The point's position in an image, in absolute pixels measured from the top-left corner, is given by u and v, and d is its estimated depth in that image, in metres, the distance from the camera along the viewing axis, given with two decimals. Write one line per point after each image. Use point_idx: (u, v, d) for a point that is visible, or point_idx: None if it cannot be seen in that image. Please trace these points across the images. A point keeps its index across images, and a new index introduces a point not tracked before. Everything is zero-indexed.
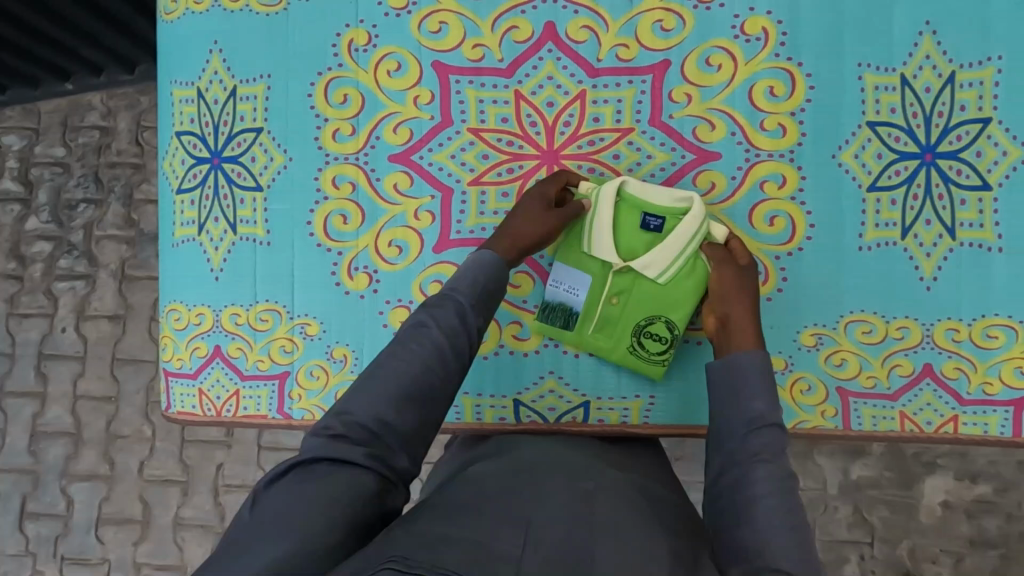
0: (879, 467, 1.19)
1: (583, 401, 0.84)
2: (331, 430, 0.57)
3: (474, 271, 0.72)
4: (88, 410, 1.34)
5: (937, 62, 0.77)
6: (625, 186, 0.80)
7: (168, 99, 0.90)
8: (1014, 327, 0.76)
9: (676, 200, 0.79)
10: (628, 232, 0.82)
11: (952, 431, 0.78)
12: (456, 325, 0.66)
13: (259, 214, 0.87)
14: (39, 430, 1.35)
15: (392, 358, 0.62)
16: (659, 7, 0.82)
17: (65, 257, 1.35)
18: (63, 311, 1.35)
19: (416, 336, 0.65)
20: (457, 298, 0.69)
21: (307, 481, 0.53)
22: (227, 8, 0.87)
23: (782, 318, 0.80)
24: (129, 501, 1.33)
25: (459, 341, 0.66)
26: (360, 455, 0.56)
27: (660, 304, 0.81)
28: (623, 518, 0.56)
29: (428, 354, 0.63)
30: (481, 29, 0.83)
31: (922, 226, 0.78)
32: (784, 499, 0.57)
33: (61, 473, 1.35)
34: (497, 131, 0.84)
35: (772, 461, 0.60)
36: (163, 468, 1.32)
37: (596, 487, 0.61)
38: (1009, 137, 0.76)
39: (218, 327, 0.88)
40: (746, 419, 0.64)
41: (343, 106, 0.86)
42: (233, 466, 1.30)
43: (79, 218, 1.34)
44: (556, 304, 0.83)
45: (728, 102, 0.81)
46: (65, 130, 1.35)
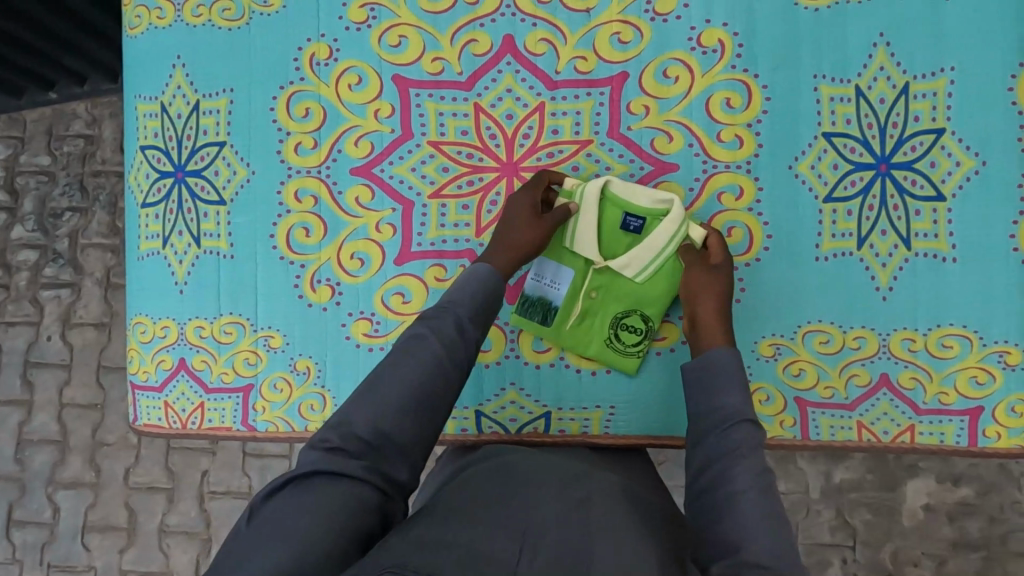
0: (861, 470, 1.18)
1: (544, 412, 0.84)
2: (328, 443, 0.57)
3: (473, 283, 0.72)
4: (74, 418, 1.32)
5: (891, 73, 0.78)
6: (609, 186, 0.81)
7: (132, 113, 0.91)
8: (969, 337, 0.76)
9: (657, 202, 0.80)
10: (608, 230, 0.83)
11: (909, 440, 0.78)
12: (455, 337, 0.66)
13: (223, 228, 0.88)
14: (25, 438, 1.33)
15: (391, 370, 0.62)
16: (616, 20, 0.82)
17: (50, 265, 1.33)
18: (48, 319, 1.33)
19: (414, 347, 0.64)
20: (454, 309, 0.69)
21: (305, 493, 0.53)
22: (190, 24, 0.88)
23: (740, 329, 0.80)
24: (115, 507, 1.31)
25: (459, 353, 0.66)
26: (359, 468, 0.56)
27: (637, 302, 0.83)
28: (617, 520, 0.57)
29: (427, 365, 0.62)
30: (440, 42, 0.84)
31: (878, 237, 0.78)
32: (766, 505, 0.58)
33: (48, 480, 1.33)
34: (457, 143, 0.84)
35: (756, 465, 0.61)
36: (148, 474, 1.30)
37: (589, 494, 0.59)
38: (963, 147, 0.77)
39: (183, 339, 0.88)
40: (725, 424, 0.65)
41: (306, 119, 0.87)
42: (218, 472, 1.28)
43: (64, 226, 1.32)
44: (536, 298, 0.84)
45: (685, 114, 0.82)
46: (50, 139, 1.33)
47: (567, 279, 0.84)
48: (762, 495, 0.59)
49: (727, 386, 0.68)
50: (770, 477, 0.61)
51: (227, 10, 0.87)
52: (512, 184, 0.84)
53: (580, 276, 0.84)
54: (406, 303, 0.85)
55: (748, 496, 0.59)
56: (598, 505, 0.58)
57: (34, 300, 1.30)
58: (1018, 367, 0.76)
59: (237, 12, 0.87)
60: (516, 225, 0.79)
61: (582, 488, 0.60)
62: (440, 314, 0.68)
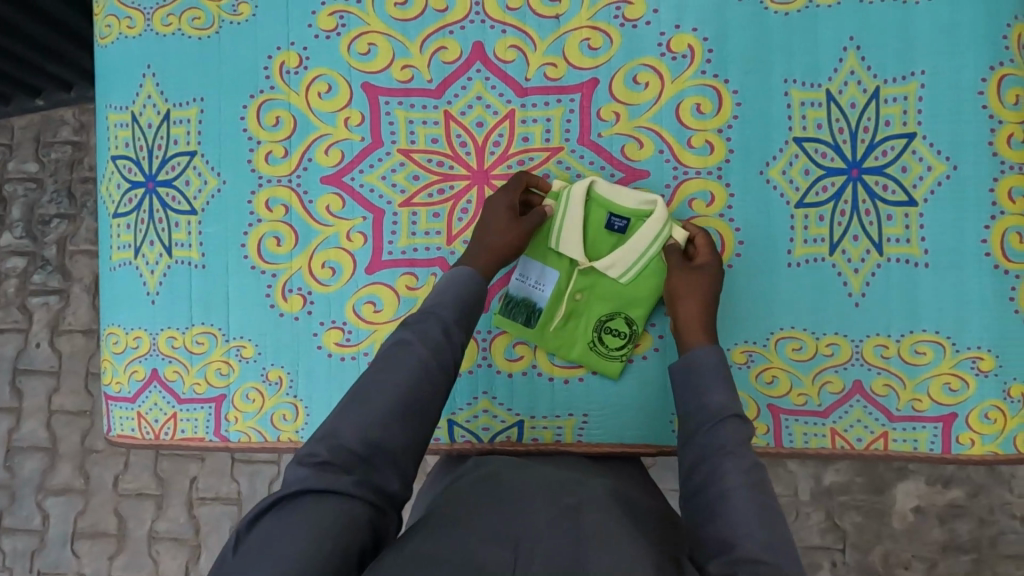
0: (850, 473, 1.17)
1: (517, 420, 0.84)
2: (317, 458, 0.56)
3: (456, 288, 0.72)
4: (63, 424, 1.30)
5: (861, 78, 0.78)
6: (594, 186, 0.80)
7: (103, 123, 0.90)
8: (942, 344, 0.76)
9: (642, 203, 0.79)
10: (593, 230, 0.82)
11: (883, 448, 0.78)
12: (440, 340, 0.65)
13: (194, 237, 0.87)
14: (14, 445, 1.31)
15: (375, 379, 0.61)
16: (586, 25, 0.82)
17: (39, 272, 1.31)
18: (37, 326, 1.31)
19: (399, 354, 0.63)
20: (438, 313, 0.68)
21: (295, 514, 0.51)
22: (160, 33, 0.88)
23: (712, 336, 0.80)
24: (104, 514, 1.29)
25: (445, 357, 0.65)
26: (349, 483, 0.54)
27: (621, 302, 0.82)
28: (610, 525, 0.56)
29: (412, 370, 0.62)
30: (409, 50, 0.84)
31: (850, 242, 0.78)
32: (758, 502, 0.57)
33: (37, 487, 1.31)
34: (427, 151, 0.84)
35: (745, 462, 0.60)
36: (137, 481, 1.29)
37: (580, 501, 0.60)
38: (934, 151, 0.76)
39: (155, 350, 0.88)
40: (713, 422, 0.64)
41: (276, 128, 0.86)
42: (207, 478, 1.27)
43: (53, 233, 1.30)
44: (521, 299, 0.83)
45: (656, 120, 0.81)
46: (38, 146, 1.31)
47: (552, 281, 0.83)
48: (754, 491, 0.58)
49: (715, 385, 0.67)
50: (761, 472, 0.60)
51: (197, 19, 0.87)
52: (483, 192, 0.84)
53: (564, 278, 0.83)
54: (378, 312, 0.85)
55: (741, 493, 0.58)
56: (590, 510, 0.58)
57: (22, 307, 1.28)
58: (991, 373, 0.75)
59: (207, 21, 0.87)
60: (495, 226, 0.78)
61: (574, 496, 0.61)
62: (423, 320, 0.67)
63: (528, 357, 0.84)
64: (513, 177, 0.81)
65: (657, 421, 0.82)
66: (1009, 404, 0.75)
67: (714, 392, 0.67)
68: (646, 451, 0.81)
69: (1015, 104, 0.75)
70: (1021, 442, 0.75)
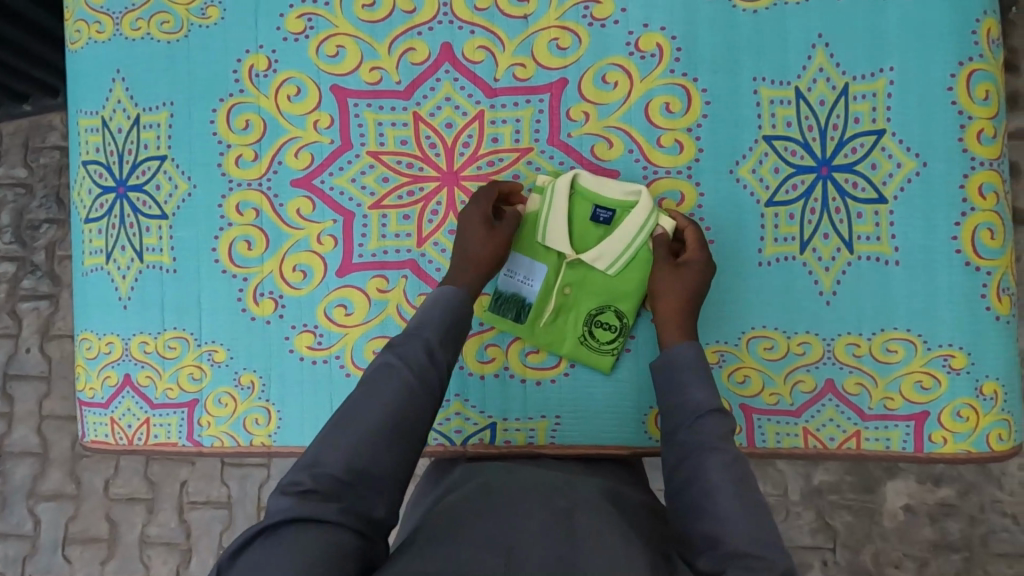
0: (840, 472, 1.16)
1: (490, 422, 0.83)
2: (301, 487, 0.54)
3: (440, 307, 0.71)
4: (54, 429, 1.28)
5: (830, 75, 0.78)
6: (578, 179, 0.80)
7: (74, 128, 0.90)
8: (913, 341, 0.76)
9: (627, 194, 0.79)
10: (579, 223, 0.81)
11: (855, 447, 0.77)
12: (424, 362, 0.65)
13: (165, 242, 0.87)
14: (4, 451, 1.29)
15: (359, 402, 0.61)
16: (554, 25, 0.81)
17: (28, 277, 1.28)
18: (26, 332, 1.28)
19: (383, 377, 0.63)
20: (422, 335, 0.68)
21: (279, 546, 0.50)
22: (129, 37, 0.87)
23: None
24: (95, 519, 1.27)
25: (430, 378, 0.65)
26: (335, 510, 0.53)
27: (610, 294, 0.81)
28: (602, 523, 0.57)
29: (396, 393, 0.61)
30: (378, 52, 0.83)
31: (820, 241, 0.77)
32: (743, 497, 0.58)
33: (28, 493, 1.29)
34: (397, 153, 0.84)
35: (728, 457, 0.61)
36: (128, 486, 1.27)
37: (573, 504, 0.60)
38: (903, 149, 0.76)
39: (128, 355, 0.88)
40: (694, 418, 0.64)
41: (245, 131, 0.86)
42: (197, 482, 1.26)
43: (43, 239, 1.28)
44: (510, 293, 0.82)
45: (625, 120, 0.81)
46: (27, 151, 1.28)
47: (540, 276, 0.82)
48: (739, 487, 0.59)
49: (695, 381, 0.67)
50: (744, 467, 0.60)
51: (166, 23, 0.87)
52: (452, 194, 0.83)
53: (553, 272, 0.82)
54: (349, 315, 0.84)
55: (726, 490, 0.58)
56: (584, 512, 0.59)
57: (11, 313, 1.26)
58: (963, 371, 0.75)
59: (176, 25, 0.87)
60: (475, 239, 0.78)
61: (568, 499, 0.61)
62: (406, 341, 0.67)
63: (500, 357, 0.83)
64: (485, 186, 0.80)
65: (631, 423, 0.81)
66: (982, 402, 0.75)
67: (695, 389, 0.67)
68: (619, 454, 0.80)
69: (984, 100, 0.75)
70: (993, 439, 0.76)
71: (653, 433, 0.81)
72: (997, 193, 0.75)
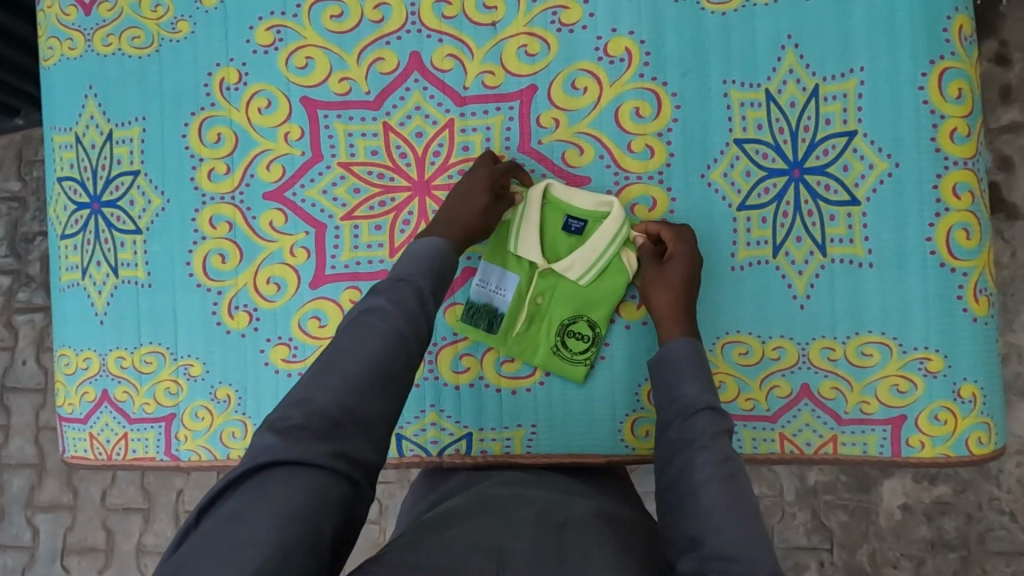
0: (834, 472, 1.14)
1: (465, 433, 0.83)
2: (289, 422, 0.51)
3: (432, 255, 0.68)
4: (50, 440, 1.28)
5: (801, 76, 0.77)
6: (550, 190, 0.80)
7: (49, 145, 0.90)
8: (889, 344, 0.75)
9: (597, 204, 0.79)
10: (550, 232, 0.81)
11: (832, 452, 0.77)
12: (415, 308, 0.62)
13: (140, 257, 0.87)
14: (2, 462, 1.29)
15: (347, 343, 0.57)
16: (523, 32, 0.81)
17: (23, 290, 1.28)
18: (22, 343, 1.28)
19: (373, 320, 0.59)
20: (413, 282, 0.64)
21: (261, 490, 0.46)
22: (101, 53, 0.88)
23: (641, 349, 0.81)
24: (92, 529, 1.28)
25: (421, 325, 0.61)
26: (324, 453, 0.49)
27: (582, 302, 0.81)
28: (592, 539, 0.56)
29: (386, 334, 0.58)
30: (347, 62, 0.83)
31: (793, 244, 0.77)
32: (731, 496, 0.55)
33: (25, 504, 1.29)
34: (368, 163, 0.83)
35: (718, 455, 0.58)
36: (124, 496, 1.27)
37: (567, 518, 0.59)
38: (875, 149, 0.76)
39: (105, 371, 0.88)
40: (687, 415, 0.63)
41: (217, 144, 0.86)
42: (193, 491, 1.26)
43: (36, 250, 1.28)
44: (481, 304, 0.81)
45: (595, 126, 0.80)
46: (20, 164, 1.28)
47: (512, 285, 0.82)
48: (731, 485, 0.56)
49: (690, 377, 0.66)
50: (737, 466, 0.58)
51: (136, 38, 0.87)
52: (424, 203, 0.83)
53: (525, 280, 0.82)
54: (322, 327, 0.84)
55: (715, 487, 0.56)
56: (577, 528, 0.57)
57: (6, 325, 1.25)
58: (940, 374, 0.74)
59: (146, 40, 0.87)
60: (476, 205, 0.76)
61: (564, 514, 0.61)
62: (395, 286, 0.63)
63: (475, 367, 0.83)
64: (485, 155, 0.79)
65: (606, 430, 0.81)
66: (960, 405, 0.74)
67: (689, 385, 0.66)
68: (594, 462, 0.80)
69: (957, 98, 0.74)
70: (972, 443, 0.75)
71: (629, 441, 0.81)
72: (972, 193, 0.74)
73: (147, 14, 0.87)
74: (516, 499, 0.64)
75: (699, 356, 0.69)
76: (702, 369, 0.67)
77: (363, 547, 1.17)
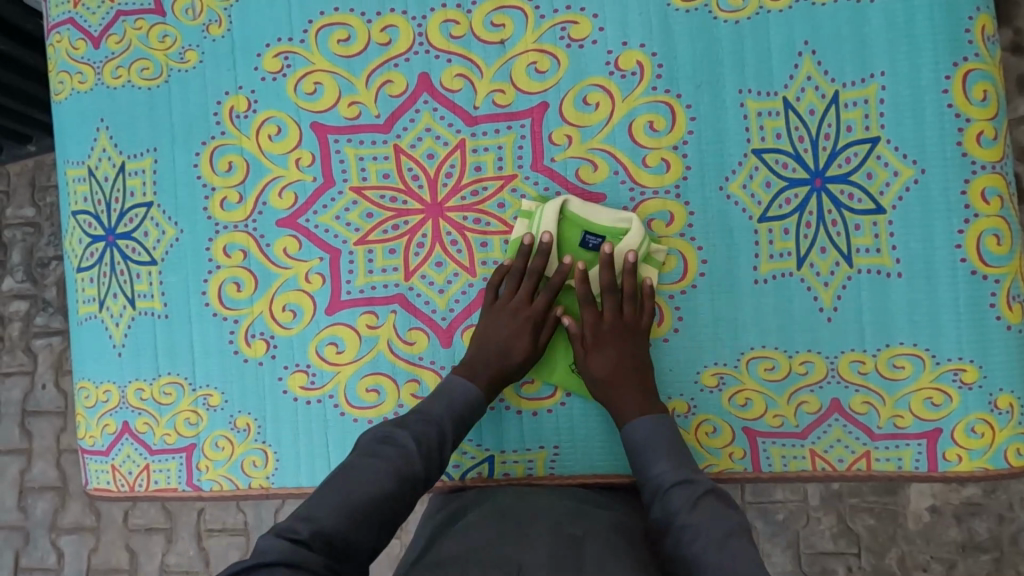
0: None
1: (487, 456, 0.82)
2: (294, 535, 0.56)
3: (456, 394, 0.74)
4: (72, 464, 1.28)
5: (819, 83, 0.75)
6: (567, 205, 0.77)
7: (63, 179, 0.90)
8: (921, 356, 0.73)
9: (616, 221, 0.76)
10: (567, 247, 0.79)
11: (866, 467, 0.75)
12: (432, 452, 0.68)
13: (156, 288, 0.87)
14: (27, 486, 1.30)
15: (361, 467, 0.64)
16: (532, 49, 0.80)
17: (41, 314, 1.28)
18: (41, 367, 1.29)
19: (388, 449, 0.66)
20: (438, 423, 0.70)
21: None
22: (111, 86, 0.88)
23: (680, 360, 0.78)
24: (116, 550, 1.28)
25: (431, 468, 0.67)
26: (321, 563, 0.55)
27: None
28: (615, 557, 0.56)
29: (400, 472, 0.64)
30: (355, 86, 0.83)
31: (818, 255, 0.75)
32: (736, 556, 0.56)
33: (50, 527, 1.30)
34: (380, 187, 0.83)
35: (710, 526, 0.59)
36: (146, 516, 1.27)
37: (583, 536, 0.60)
38: (900, 156, 0.74)
39: (125, 403, 0.88)
40: (665, 495, 0.64)
41: (229, 173, 0.86)
42: (213, 510, 1.25)
43: (51, 275, 1.28)
44: None
45: (609, 141, 0.79)
46: (33, 190, 1.28)
47: None
48: (729, 541, 0.58)
49: (661, 454, 0.67)
50: (730, 528, 0.59)
51: (146, 70, 0.87)
52: (438, 226, 0.82)
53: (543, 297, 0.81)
54: (340, 353, 0.84)
55: (710, 552, 0.57)
56: (593, 546, 0.58)
57: (25, 350, 1.26)
58: (974, 385, 0.72)
59: (155, 71, 0.87)
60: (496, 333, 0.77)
61: (579, 531, 0.61)
62: (421, 424, 0.69)
63: None
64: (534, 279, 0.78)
65: None
66: (997, 416, 0.72)
67: (660, 463, 0.67)
68: (620, 482, 0.79)
69: (982, 100, 0.72)
70: (1011, 454, 0.72)
71: None
72: (1002, 197, 0.72)
73: (155, 45, 0.87)
74: (534, 513, 0.65)
75: (668, 432, 0.70)
76: (676, 445, 0.69)
77: (385, 562, 1.16)
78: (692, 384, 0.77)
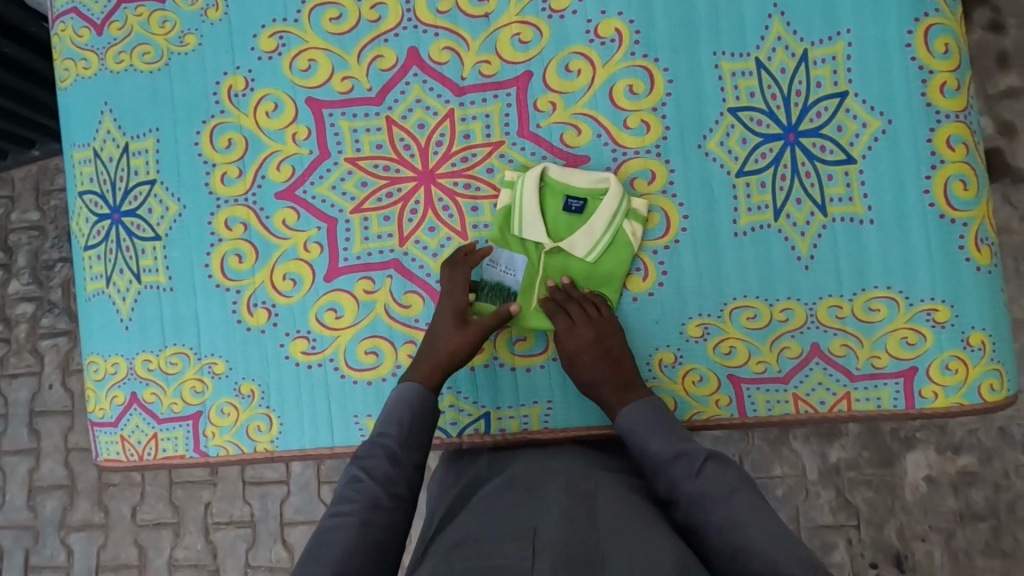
0: (856, 448, 1.15)
1: (483, 413, 0.84)
2: None
3: (399, 408, 0.75)
4: (79, 461, 1.31)
5: (788, 43, 0.79)
6: (546, 172, 0.81)
7: (69, 161, 0.94)
8: (895, 298, 0.76)
9: (595, 182, 0.81)
10: (551, 214, 0.82)
11: (847, 409, 0.78)
12: (389, 473, 0.69)
13: (160, 262, 0.90)
14: (35, 485, 1.32)
15: (328, 524, 0.64)
16: (515, 21, 0.84)
17: (47, 316, 1.32)
18: (49, 368, 1.32)
19: (351, 490, 0.67)
20: (385, 442, 0.71)
21: None
22: (114, 71, 0.92)
23: (666, 312, 0.81)
24: (125, 545, 1.30)
25: (396, 489, 0.68)
26: None
27: (593, 280, 0.82)
28: (628, 517, 0.61)
29: (361, 511, 0.65)
30: (348, 61, 0.87)
31: (793, 206, 0.78)
32: (749, 507, 0.62)
33: (59, 524, 1.32)
34: (374, 157, 0.86)
35: (719, 489, 0.64)
36: (154, 511, 1.30)
37: (594, 499, 0.64)
38: (867, 108, 0.77)
39: (133, 374, 0.91)
40: (671, 474, 0.67)
41: (228, 150, 0.89)
42: (220, 503, 1.28)
43: (57, 276, 1.32)
44: (493, 283, 0.84)
45: (592, 106, 0.82)
46: (38, 195, 1.32)
47: (521, 267, 0.84)
48: (732, 495, 0.63)
49: (652, 436, 0.70)
50: (735, 483, 0.65)
51: (147, 54, 0.91)
52: (430, 192, 0.85)
53: (532, 263, 0.84)
54: (339, 318, 0.87)
55: (719, 510, 0.62)
56: (607, 506, 0.62)
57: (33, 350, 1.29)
58: (948, 324, 0.75)
59: (156, 55, 0.91)
60: (444, 333, 0.79)
61: (590, 494, 0.65)
62: (370, 451, 0.71)
63: (489, 348, 0.85)
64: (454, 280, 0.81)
65: None
66: (970, 353, 0.75)
67: (655, 445, 0.69)
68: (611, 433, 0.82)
69: (944, 53, 0.76)
70: (985, 390, 0.75)
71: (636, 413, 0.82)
72: (966, 144, 0.76)
73: (156, 30, 0.91)
74: (545, 473, 0.71)
75: (654, 411, 0.73)
76: (663, 421, 0.72)
77: None
78: (677, 334, 0.80)
